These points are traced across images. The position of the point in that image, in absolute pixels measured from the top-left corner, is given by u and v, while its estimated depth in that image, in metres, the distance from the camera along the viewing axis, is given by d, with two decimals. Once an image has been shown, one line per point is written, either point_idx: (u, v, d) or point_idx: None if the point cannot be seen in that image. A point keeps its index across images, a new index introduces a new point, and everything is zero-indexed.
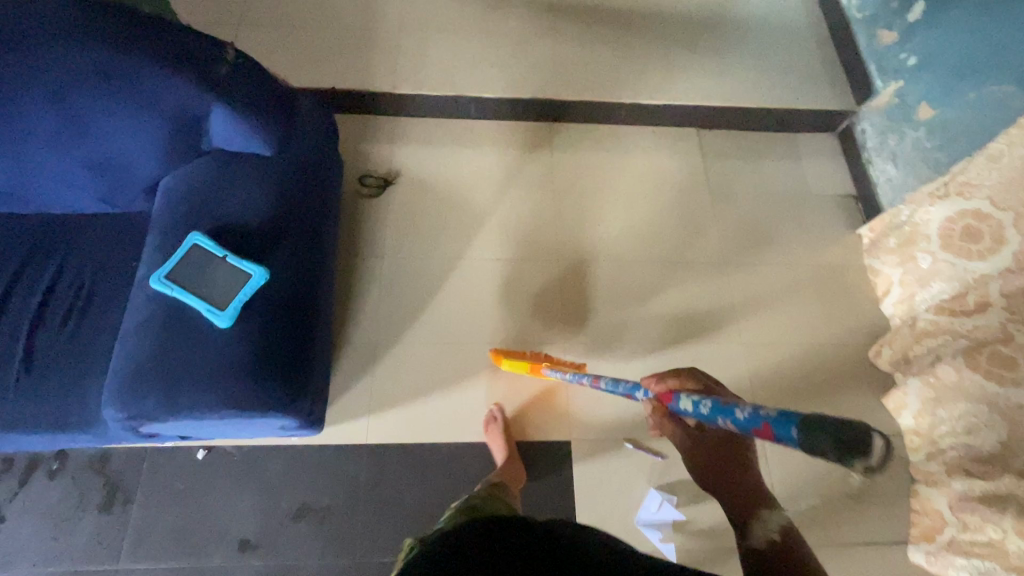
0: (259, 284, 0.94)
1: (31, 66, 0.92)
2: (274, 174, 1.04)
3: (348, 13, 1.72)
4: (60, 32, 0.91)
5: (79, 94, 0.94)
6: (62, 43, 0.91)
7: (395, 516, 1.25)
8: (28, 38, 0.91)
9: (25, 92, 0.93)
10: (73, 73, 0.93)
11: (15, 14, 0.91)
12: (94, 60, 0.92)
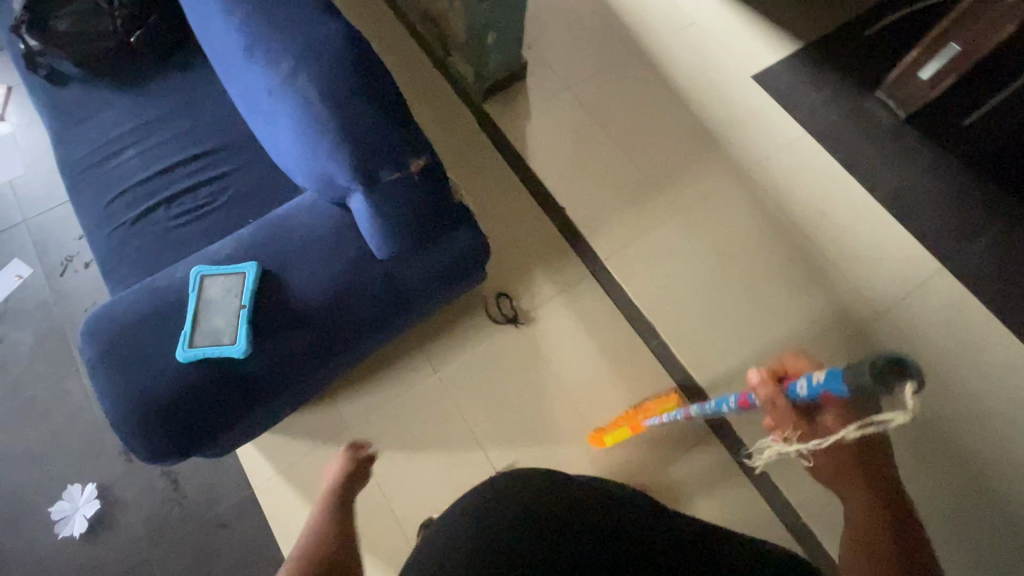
0: (232, 354, 0.89)
1: (269, 53, 0.91)
2: (358, 276, 0.97)
3: (658, 160, 1.51)
4: (306, 49, 0.88)
5: (278, 99, 0.92)
6: (313, 49, 0.88)
7: (199, 557, 1.22)
8: (288, 35, 0.90)
9: (254, 66, 0.94)
10: (284, 81, 0.89)
11: (304, 15, 0.91)
12: (302, 89, 0.88)
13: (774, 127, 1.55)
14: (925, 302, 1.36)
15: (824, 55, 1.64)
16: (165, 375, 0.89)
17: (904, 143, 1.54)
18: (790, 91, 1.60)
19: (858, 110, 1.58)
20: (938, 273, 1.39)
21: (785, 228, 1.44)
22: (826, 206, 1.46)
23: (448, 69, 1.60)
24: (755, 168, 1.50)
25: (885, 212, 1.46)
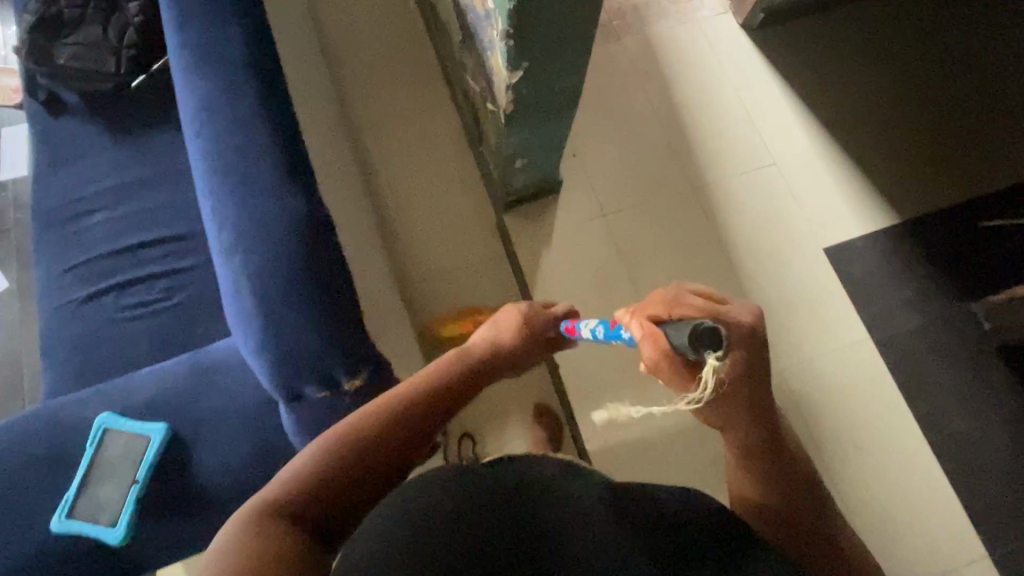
0: (106, 539, 0.79)
1: (218, 209, 0.77)
2: (274, 461, 0.86)
3: None
4: (257, 223, 0.74)
5: (219, 263, 0.78)
6: (263, 223, 0.74)
7: None
8: (242, 195, 0.75)
9: (205, 213, 0.81)
10: (226, 250, 0.76)
11: (265, 171, 0.76)
12: (241, 269, 0.74)
13: (833, 322, 1.30)
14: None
15: (921, 239, 1.36)
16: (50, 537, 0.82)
17: (988, 379, 1.26)
18: (866, 279, 1.33)
19: (942, 322, 1.30)
20: (977, 559, 1.15)
21: (809, 451, 1.21)
22: (866, 436, 1.22)
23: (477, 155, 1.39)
24: (794, 369, 1.26)
25: (937, 464, 1.21)
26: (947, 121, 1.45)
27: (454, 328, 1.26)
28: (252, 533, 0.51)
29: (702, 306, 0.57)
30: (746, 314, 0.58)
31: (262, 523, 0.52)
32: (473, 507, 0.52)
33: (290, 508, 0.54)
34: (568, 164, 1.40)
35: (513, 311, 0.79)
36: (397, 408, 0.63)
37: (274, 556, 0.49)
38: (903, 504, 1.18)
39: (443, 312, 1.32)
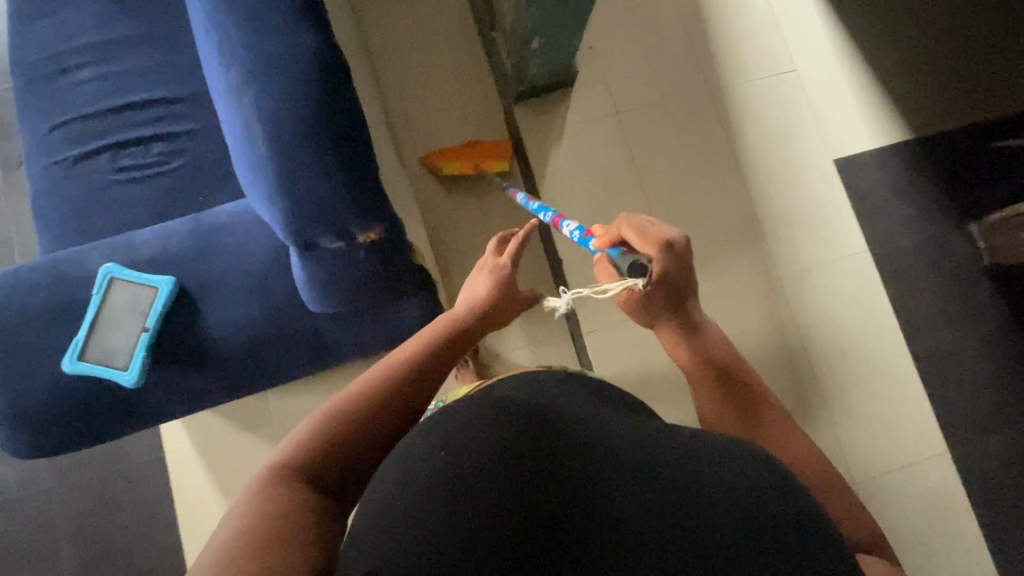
0: (120, 381, 0.80)
1: (224, 46, 0.73)
2: (280, 321, 0.86)
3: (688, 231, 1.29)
4: (267, 60, 0.70)
5: (227, 107, 0.75)
6: (273, 58, 0.70)
7: (94, 502, 1.22)
8: (250, 30, 0.71)
9: (211, 54, 0.77)
10: (234, 90, 0.72)
11: (275, 6, 0.71)
12: (250, 109, 0.71)
13: (836, 234, 1.31)
14: (915, 491, 1.22)
15: (932, 158, 1.36)
16: (64, 381, 0.83)
17: (975, 297, 1.30)
18: (873, 195, 1.33)
19: (939, 240, 1.32)
20: (937, 455, 1.24)
21: (800, 356, 1.25)
22: (855, 344, 1.26)
23: (493, 54, 1.31)
24: (794, 277, 1.27)
25: (917, 372, 1.26)
26: (976, 38, 1.40)
27: (454, 165, 1.27)
28: (272, 497, 0.55)
29: (640, 228, 0.76)
30: (672, 231, 0.76)
31: (284, 485, 0.56)
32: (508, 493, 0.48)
33: (309, 472, 0.59)
34: (585, 57, 1.34)
35: (486, 276, 0.88)
36: (385, 376, 0.67)
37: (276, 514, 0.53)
38: (880, 404, 1.24)
39: (448, 206, 1.30)
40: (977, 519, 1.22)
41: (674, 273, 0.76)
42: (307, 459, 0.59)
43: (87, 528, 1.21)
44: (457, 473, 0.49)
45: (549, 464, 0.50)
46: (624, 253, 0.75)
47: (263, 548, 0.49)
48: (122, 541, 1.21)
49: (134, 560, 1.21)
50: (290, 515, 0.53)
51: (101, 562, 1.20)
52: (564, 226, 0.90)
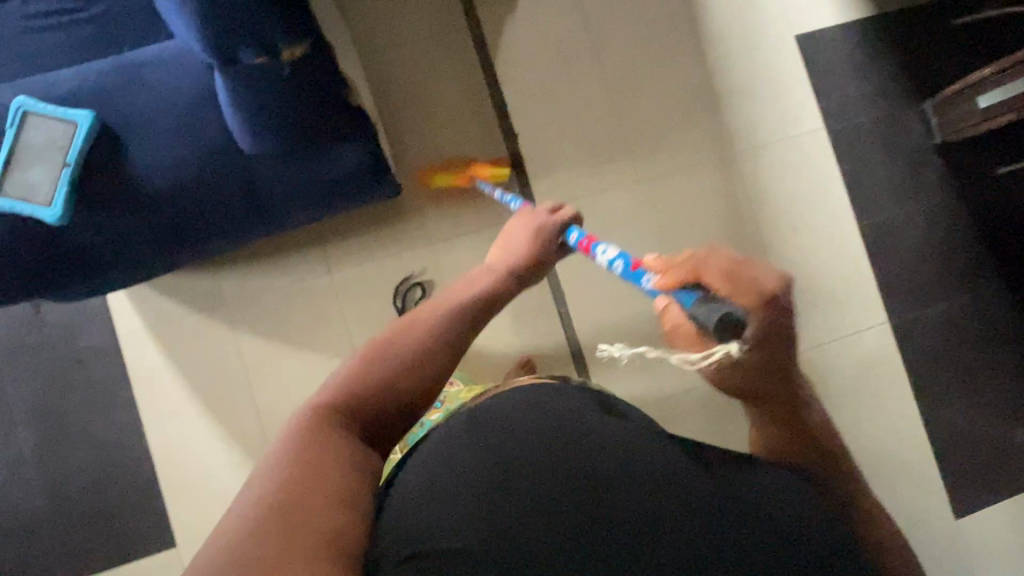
0: (43, 217, 0.78)
1: None
2: (213, 161, 0.83)
3: (646, 109, 1.28)
4: None
5: None
6: None
7: (48, 384, 1.21)
8: None
9: None
10: None
11: None
12: None
13: (792, 111, 1.30)
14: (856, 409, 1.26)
15: (893, 36, 1.34)
16: None
17: (924, 178, 1.33)
18: (832, 73, 1.32)
19: (894, 119, 1.33)
20: (878, 325, 1.29)
21: (750, 233, 1.27)
22: (804, 221, 1.29)
23: None
24: (747, 156, 1.29)
25: (862, 247, 1.30)
26: None
27: (447, 178, 1.24)
28: (306, 443, 0.55)
29: (731, 271, 0.60)
30: (771, 280, 0.59)
31: (319, 432, 0.56)
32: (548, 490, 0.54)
33: (345, 417, 0.58)
34: None
35: (527, 229, 0.85)
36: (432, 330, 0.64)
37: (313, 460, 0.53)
38: (826, 278, 1.28)
39: (400, 80, 1.25)
40: (912, 386, 1.28)
41: (774, 327, 0.59)
42: (340, 403, 0.58)
43: (44, 409, 1.21)
44: (509, 457, 0.55)
45: (578, 468, 0.55)
46: (702, 299, 0.61)
47: (302, 491, 0.51)
48: (81, 421, 1.22)
49: (95, 437, 1.22)
50: (323, 461, 0.54)
51: (62, 439, 1.21)
52: (598, 253, 0.80)
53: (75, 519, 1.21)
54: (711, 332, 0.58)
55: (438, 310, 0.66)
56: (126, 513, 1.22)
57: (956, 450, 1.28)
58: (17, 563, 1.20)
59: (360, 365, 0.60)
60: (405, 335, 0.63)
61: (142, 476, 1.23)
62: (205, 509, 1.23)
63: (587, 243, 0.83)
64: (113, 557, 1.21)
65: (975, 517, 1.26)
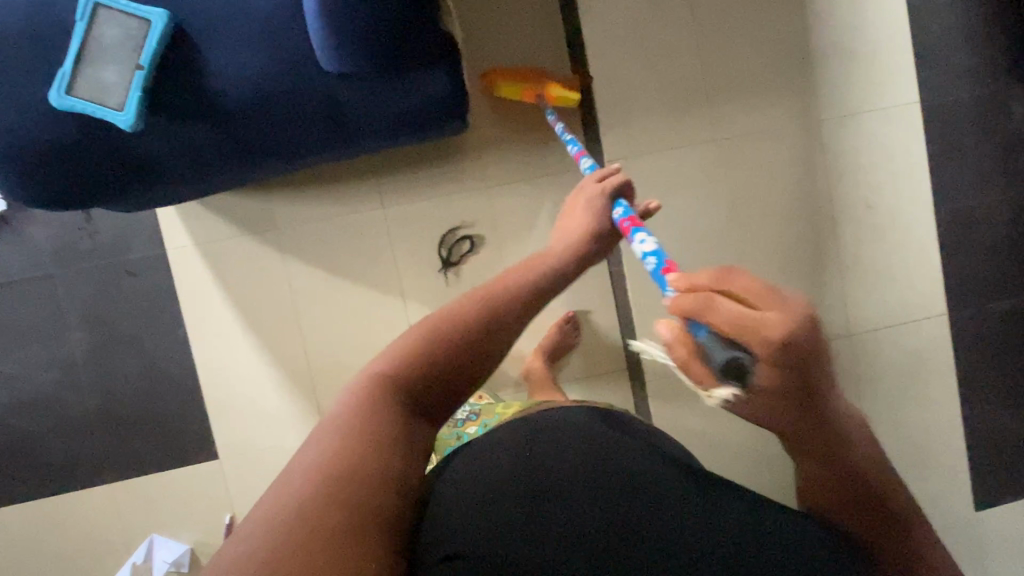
0: (117, 123, 0.75)
1: None
2: (286, 76, 0.77)
3: (731, 64, 1.19)
4: None
5: None
6: None
7: (99, 293, 1.22)
8: None
9: None
10: None
11: None
12: None
13: (889, 81, 1.20)
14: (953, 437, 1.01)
15: (1012, 7, 1.22)
16: (53, 124, 0.76)
17: (1013, 168, 1.25)
18: (938, 42, 1.21)
19: (995, 102, 1.23)
20: (938, 317, 1.25)
21: (822, 209, 1.22)
22: (880, 202, 1.22)
23: None
24: (831, 127, 1.21)
25: (936, 235, 1.24)
26: None
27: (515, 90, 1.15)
28: (366, 416, 0.53)
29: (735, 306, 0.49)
30: (782, 329, 0.47)
31: (380, 404, 0.55)
32: (553, 466, 0.62)
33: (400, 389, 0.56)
34: None
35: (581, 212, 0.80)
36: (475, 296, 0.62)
37: (362, 441, 0.52)
38: (894, 264, 1.24)
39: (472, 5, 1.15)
40: (959, 380, 1.27)
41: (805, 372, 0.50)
42: (402, 374, 0.57)
43: (95, 317, 1.22)
44: (524, 450, 0.64)
45: (575, 455, 0.64)
46: (714, 333, 0.50)
47: (359, 465, 0.50)
48: (130, 333, 1.23)
49: (143, 350, 1.23)
50: (374, 432, 0.52)
51: (112, 348, 1.23)
52: (636, 237, 0.74)
53: (124, 426, 1.24)
54: (715, 368, 0.50)
55: (498, 297, 0.62)
56: (171, 426, 1.25)
57: (991, 444, 1.28)
58: (67, 462, 1.24)
59: (421, 340, 0.58)
60: (462, 313, 0.60)
61: (188, 391, 1.25)
62: (250, 428, 1.26)
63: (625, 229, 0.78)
64: (157, 467, 1.25)
65: (996, 510, 1.28)
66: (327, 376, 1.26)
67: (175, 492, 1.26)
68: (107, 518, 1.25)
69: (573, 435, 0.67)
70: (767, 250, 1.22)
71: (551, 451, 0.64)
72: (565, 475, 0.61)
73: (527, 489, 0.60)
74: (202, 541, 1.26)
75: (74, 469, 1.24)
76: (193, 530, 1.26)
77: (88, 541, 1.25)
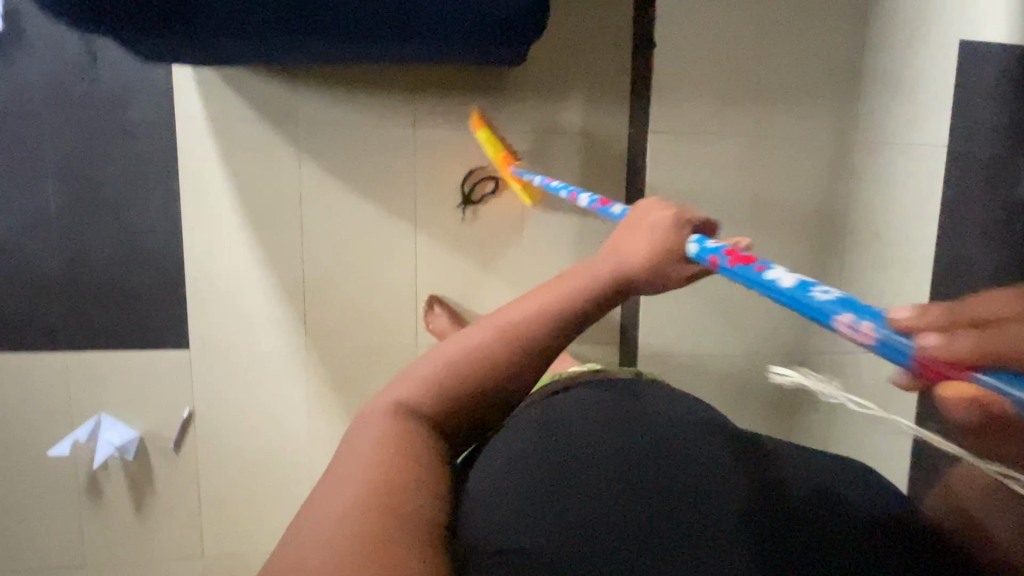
0: None
1: None
2: None
3: (786, 65, 1.20)
4: None
5: None
6: None
7: (87, 147, 1.11)
8: None
9: None
10: None
11: None
12: None
13: None
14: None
15: None
16: None
17: None
18: None
19: None
20: None
21: (839, 228, 1.25)
22: None
23: None
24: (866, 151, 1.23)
25: None
26: None
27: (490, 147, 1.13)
28: (393, 429, 0.45)
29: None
30: None
31: (406, 424, 0.46)
32: (605, 460, 0.57)
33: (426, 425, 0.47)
34: None
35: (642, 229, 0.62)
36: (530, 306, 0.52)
37: (401, 456, 0.43)
38: None
39: None
40: None
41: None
42: (429, 395, 0.48)
43: (77, 172, 1.12)
44: (567, 448, 0.58)
45: (623, 446, 0.59)
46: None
47: (403, 495, 0.41)
48: (113, 198, 1.13)
49: (125, 219, 1.14)
50: (412, 451, 0.44)
51: (90, 210, 1.13)
52: (770, 268, 0.50)
53: (87, 295, 1.15)
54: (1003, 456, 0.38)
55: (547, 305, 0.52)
56: (140, 307, 1.17)
57: None
58: (18, 321, 1.14)
59: (451, 356, 0.49)
60: (491, 353, 0.49)
61: (167, 272, 1.16)
62: (228, 324, 1.19)
63: (733, 260, 0.53)
64: (116, 345, 1.17)
65: None
66: (318, 288, 1.21)
67: (132, 375, 1.18)
68: (53, 388, 1.16)
69: (622, 432, 0.61)
70: (780, 255, 1.24)
71: (597, 445, 0.59)
72: (613, 468, 0.56)
73: (576, 482, 0.54)
74: (152, 430, 1.20)
75: (24, 329, 1.14)
76: (146, 417, 1.19)
77: (26, 407, 1.16)
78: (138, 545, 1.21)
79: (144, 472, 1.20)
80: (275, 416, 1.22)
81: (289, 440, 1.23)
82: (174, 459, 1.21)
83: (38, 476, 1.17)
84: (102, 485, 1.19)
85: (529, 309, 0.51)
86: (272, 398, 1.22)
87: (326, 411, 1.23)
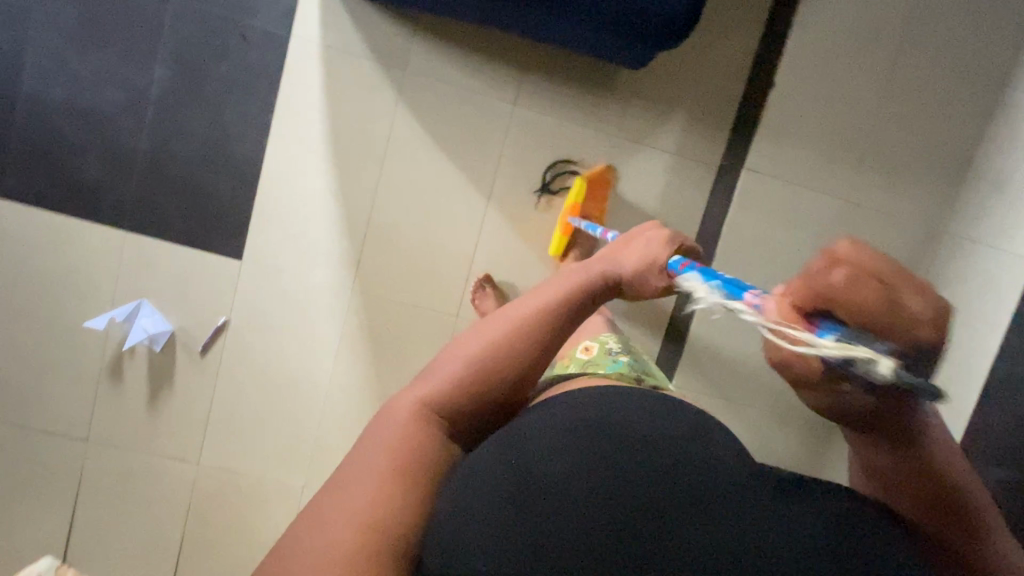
0: None
1: None
2: None
3: (896, 139, 1.17)
4: None
5: None
6: None
7: (203, 41, 1.13)
8: None
9: None
10: None
11: None
12: None
13: None
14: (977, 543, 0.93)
15: None
16: None
17: None
18: None
19: None
20: None
21: None
22: None
23: None
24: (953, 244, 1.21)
25: None
26: None
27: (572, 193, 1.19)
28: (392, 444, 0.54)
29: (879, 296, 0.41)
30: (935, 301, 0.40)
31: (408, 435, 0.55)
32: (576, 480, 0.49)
33: (446, 415, 0.57)
34: None
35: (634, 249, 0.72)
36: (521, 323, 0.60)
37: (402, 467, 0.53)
38: None
39: None
40: None
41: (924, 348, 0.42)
42: (435, 402, 0.57)
43: (187, 62, 1.14)
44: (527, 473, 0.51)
45: (596, 475, 0.49)
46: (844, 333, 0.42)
47: (391, 508, 0.50)
48: (212, 95, 1.15)
49: (217, 118, 1.15)
50: (411, 457, 0.54)
51: (189, 101, 1.14)
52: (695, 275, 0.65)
53: (162, 182, 1.16)
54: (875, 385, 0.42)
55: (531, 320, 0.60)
56: (207, 206, 1.18)
57: None
58: (93, 188, 1.16)
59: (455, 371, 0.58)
60: (493, 355, 0.58)
61: (241, 179, 1.18)
62: (284, 244, 1.20)
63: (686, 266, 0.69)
64: (175, 236, 1.18)
65: None
66: (380, 234, 1.21)
67: (181, 268, 1.20)
68: (107, 261, 1.18)
69: (593, 440, 0.52)
70: None
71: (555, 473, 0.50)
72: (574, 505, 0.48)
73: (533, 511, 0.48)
74: (185, 326, 1.21)
75: (96, 197, 1.16)
76: (184, 312, 1.20)
77: (78, 272, 1.18)
78: (141, 434, 1.23)
79: (167, 363, 1.21)
80: (304, 345, 1.23)
81: (311, 372, 1.24)
82: (199, 360, 1.22)
83: (71, 340, 1.19)
84: (125, 365, 1.20)
85: (520, 326, 0.59)
86: (305, 327, 1.23)
87: (353, 356, 1.24)
